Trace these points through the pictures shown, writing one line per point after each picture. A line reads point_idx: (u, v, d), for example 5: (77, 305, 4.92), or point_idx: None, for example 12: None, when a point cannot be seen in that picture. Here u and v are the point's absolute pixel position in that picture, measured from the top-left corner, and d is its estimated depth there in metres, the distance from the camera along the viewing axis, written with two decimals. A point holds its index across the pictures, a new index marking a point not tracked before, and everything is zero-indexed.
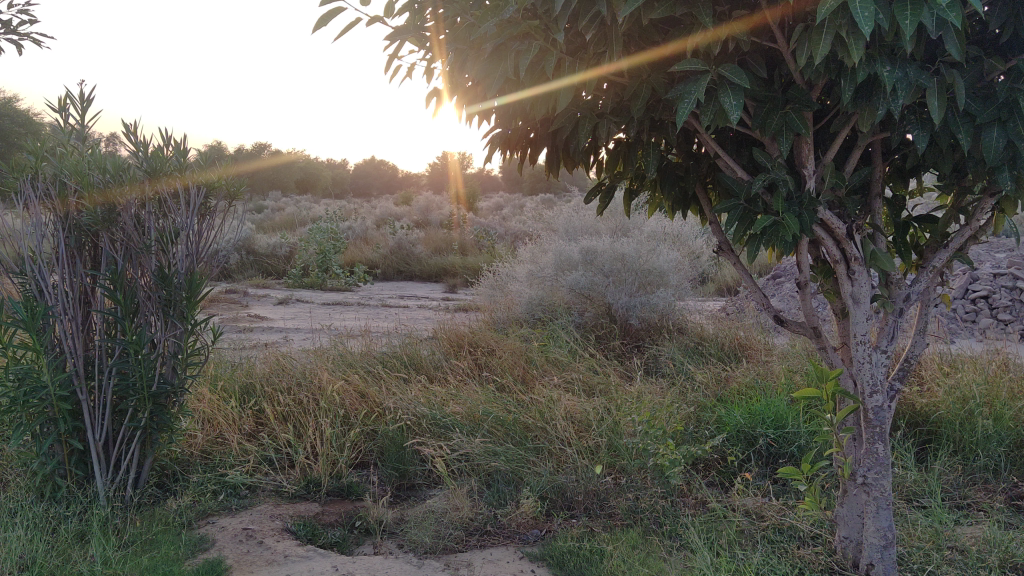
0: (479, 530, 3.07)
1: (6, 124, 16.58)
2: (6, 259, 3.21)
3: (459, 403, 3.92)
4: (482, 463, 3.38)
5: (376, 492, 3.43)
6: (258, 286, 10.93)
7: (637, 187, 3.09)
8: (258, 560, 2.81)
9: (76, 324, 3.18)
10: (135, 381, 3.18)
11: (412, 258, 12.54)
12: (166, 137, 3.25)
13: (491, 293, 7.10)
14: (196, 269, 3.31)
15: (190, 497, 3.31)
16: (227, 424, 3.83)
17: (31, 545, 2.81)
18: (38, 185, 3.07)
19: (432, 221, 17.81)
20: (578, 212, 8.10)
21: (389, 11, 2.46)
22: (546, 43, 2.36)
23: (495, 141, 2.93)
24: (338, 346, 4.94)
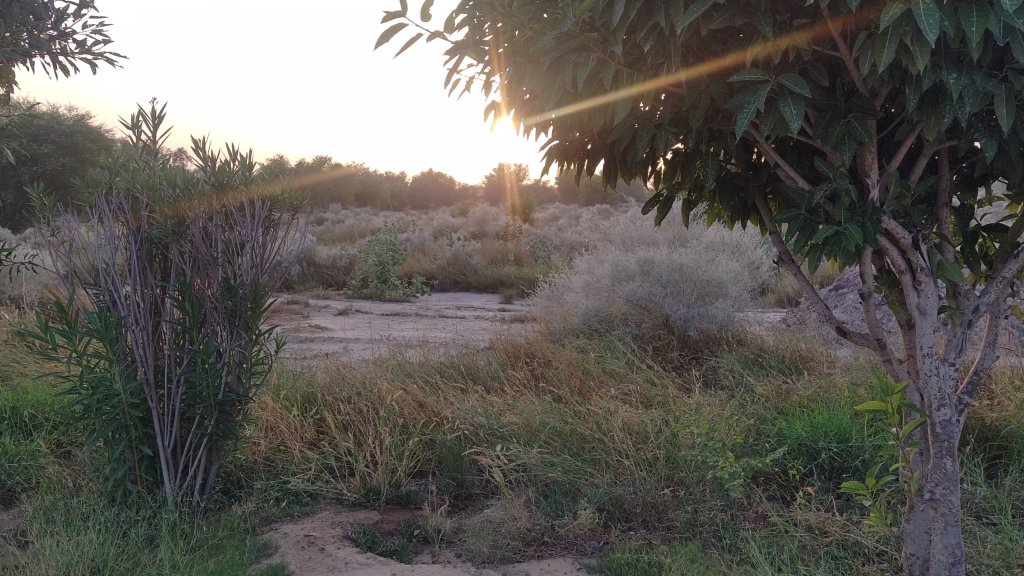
0: (537, 541, 3.07)
1: (79, 141, 17.16)
2: (81, 271, 3.32)
3: (516, 414, 3.93)
4: (540, 474, 3.38)
5: (433, 501, 3.46)
6: (319, 297, 11.11)
7: (695, 198, 3.08)
8: (319, 567, 2.86)
9: (147, 334, 3.27)
10: (203, 390, 3.26)
11: (469, 269, 12.62)
12: (233, 151, 3.33)
13: (548, 305, 7.11)
14: (261, 281, 3.38)
15: (254, 503, 3.38)
16: (289, 431, 3.91)
17: (103, 548, 2.91)
18: (112, 200, 3.20)
19: (489, 233, 17.90)
20: (636, 222, 8.07)
21: (449, 27, 2.50)
22: (604, 56, 2.37)
23: (552, 153, 2.95)
24: (396, 356, 4.99)
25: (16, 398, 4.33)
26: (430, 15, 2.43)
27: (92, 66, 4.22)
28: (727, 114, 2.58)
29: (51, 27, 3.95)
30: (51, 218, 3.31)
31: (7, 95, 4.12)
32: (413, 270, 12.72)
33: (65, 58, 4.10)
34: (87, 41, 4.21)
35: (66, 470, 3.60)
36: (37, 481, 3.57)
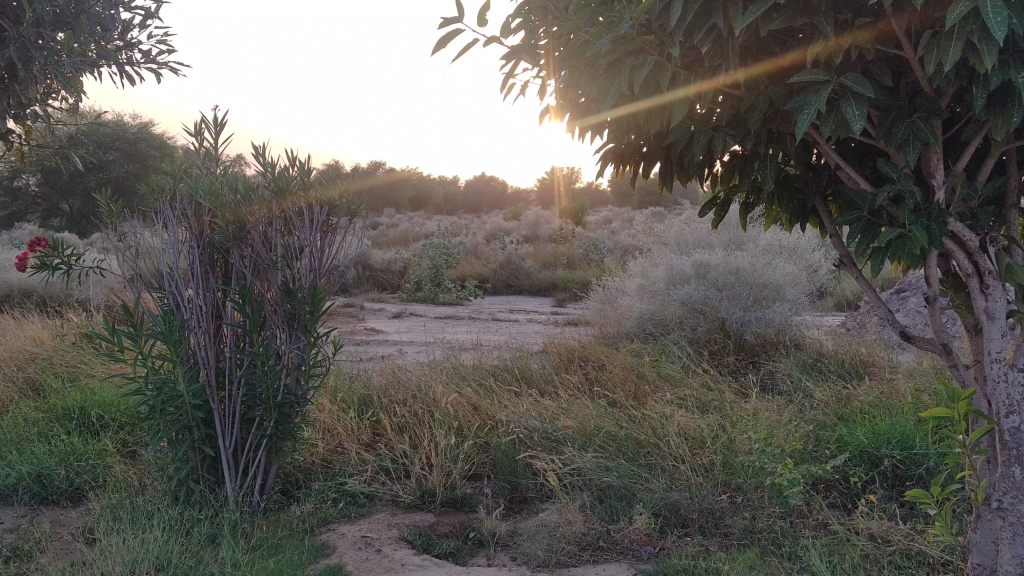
0: (592, 546, 3.06)
1: (143, 148, 17.63)
2: (146, 275, 3.41)
3: (570, 418, 3.92)
4: (595, 478, 3.37)
5: (489, 504, 3.47)
6: (374, 301, 11.23)
7: (753, 200, 3.04)
8: (376, 567, 2.89)
9: (209, 337, 3.34)
10: (262, 391, 3.32)
11: (521, 272, 12.64)
12: (291, 156, 3.39)
13: (601, 308, 7.08)
14: (319, 284, 3.43)
15: (312, 504, 3.43)
16: (346, 434, 3.96)
17: (167, 546, 2.98)
18: (176, 206, 3.27)
19: (541, 236, 17.89)
20: (690, 225, 8.00)
21: (505, 31, 2.51)
22: (661, 58, 2.36)
23: (608, 156, 2.94)
24: (451, 359, 5.02)
25: (85, 398, 4.46)
26: (486, 21, 2.44)
27: (156, 75, 4.33)
28: (787, 115, 2.54)
29: (118, 37, 4.06)
30: (118, 223, 3.40)
31: (76, 104, 4.26)
32: (466, 274, 12.79)
33: (131, 68, 4.21)
34: (153, 51, 4.32)
35: (131, 470, 3.69)
36: (104, 480, 3.67)
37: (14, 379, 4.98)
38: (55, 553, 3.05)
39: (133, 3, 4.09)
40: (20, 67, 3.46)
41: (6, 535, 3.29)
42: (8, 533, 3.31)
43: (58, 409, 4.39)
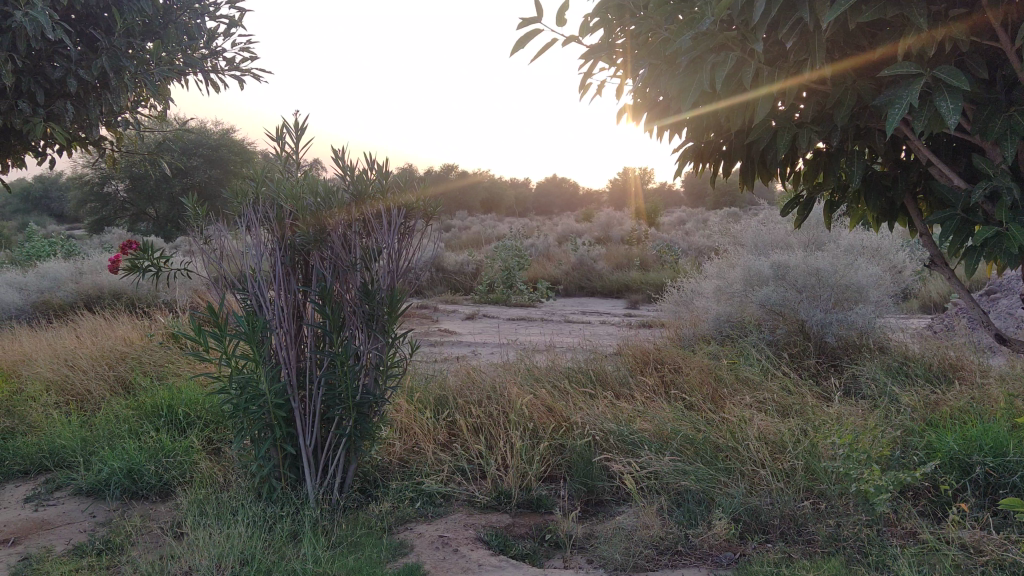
0: (670, 550, 3.00)
1: (225, 153, 18.10)
2: (230, 276, 3.50)
3: (647, 421, 3.88)
4: (672, 482, 3.33)
5: (565, 506, 3.45)
6: (447, 302, 11.32)
7: (839, 199, 2.97)
8: (454, 567, 2.90)
9: (290, 337, 3.40)
10: (342, 391, 3.37)
11: (594, 274, 12.59)
12: (370, 161, 3.42)
13: (676, 310, 6.99)
14: (397, 286, 3.46)
15: (390, 503, 3.48)
16: (423, 434, 4.01)
17: (250, 541, 3.05)
18: (259, 209, 3.35)
19: (613, 237, 17.79)
20: (767, 225, 7.85)
21: (584, 31, 2.51)
22: (744, 54, 2.32)
23: (688, 156, 2.89)
24: (525, 360, 5.03)
25: (172, 396, 4.61)
26: (565, 20, 2.44)
27: (240, 81, 4.44)
28: (876, 111, 2.48)
29: (203, 46, 4.18)
30: (204, 227, 3.50)
31: (164, 111, 4.39)
32: (538, 276, 12.81)
33: (215, 75, 4.33)
34: (236, 58, 4.42)
35: (216, 466, 3.79)
36: (190, 476, 3.77)
37: (105, 377, 5.16)
38: (145, 546, 3.15)
39: (218, 12, 4.20)
40: (113, 76, 3.59)
41: (99, 528, 3.40)
42: (101, 526, 3.43)
43: (147, 407, 4.54)
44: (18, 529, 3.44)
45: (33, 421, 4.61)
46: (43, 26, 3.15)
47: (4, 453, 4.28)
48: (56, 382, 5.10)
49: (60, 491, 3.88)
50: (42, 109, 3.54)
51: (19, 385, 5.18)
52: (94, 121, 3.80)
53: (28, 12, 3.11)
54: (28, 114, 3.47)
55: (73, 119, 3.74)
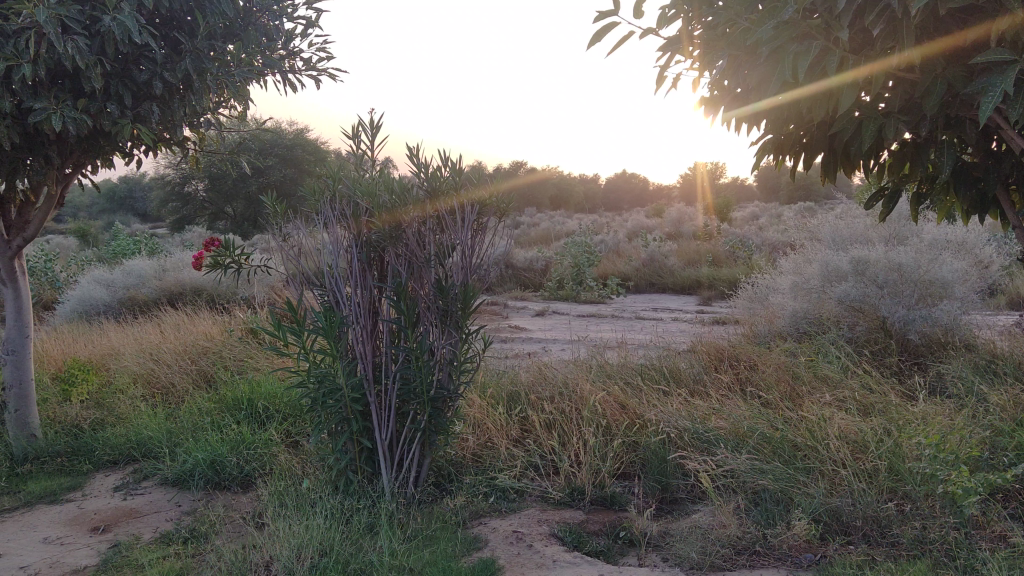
0: (748, 550, 2.95)
1: (298, 152, 18.46)
2: (308, 273, 3.57)
3: (723, 419, 3.82)
4: (750, 481, 3.27)
5: (639, 504, 3.42)
6: (517, 299, 11.37)
7: (925, 191, 2.89)
8: (529, 563, 2.90)
9: (366, 332, 3.44)
10: (416, 386, 3.40)
11: (665, 270, 12.49)
12: (445, 157, 3.45)
13: (750, 307, 6.88)
14: (470, 282, 3.47)
15: (464, 497, 3.50)
16: (496, 430, 4.03)
17: (328, 533, 3.10)
18: (337, 207, 3.41)
19: (684, 233, 17.58)
20: (845, 220, 7.66)
21: (661, 22, 2.48)
22: (827, 42, 2.26)
23: (767, 148, 2.83)
24: (597, 357, 5.01)
25: (252, 390, 4.72)
26: (643, 12, 2.42)
27: (317, 81, 4.51)
28: (966, 99, 2.40)
29: (282, 47, 4.27)
30: (283, 225, 3.58)
31: (245, 111, 4.50)
32: (608, 272, 12.74)
33: (293, 76, 4.41)
34: (313, 59, 4.50)
35: (295, 459, 3.87)
36: (270, 468, 3.86)
37: (188, 371, 5.32)
38: (228, 535, 3.24)
39: (295, 13, 4.28)
40: (196, 77, 3.69)
41: (184, 517, 3.51)
42: (185, 516, 3.53)
43: (228, 400, 4.66)
44: (108, 517, 3.57)
45: (121, 412, 4.78)
46: (131, 30, 3.26)
47: (94, 443, 4.45)
48: (142, 375, 5.28)
49: (147, 481, 4.01)
50: (130, 111, 3.66)
51: (108, 378, 5.38)
52: (179, 122, 3.92)
53: (117, 16, 3.22)
54: (117, 115, 3.59)
55: (159, 120, 3.86)
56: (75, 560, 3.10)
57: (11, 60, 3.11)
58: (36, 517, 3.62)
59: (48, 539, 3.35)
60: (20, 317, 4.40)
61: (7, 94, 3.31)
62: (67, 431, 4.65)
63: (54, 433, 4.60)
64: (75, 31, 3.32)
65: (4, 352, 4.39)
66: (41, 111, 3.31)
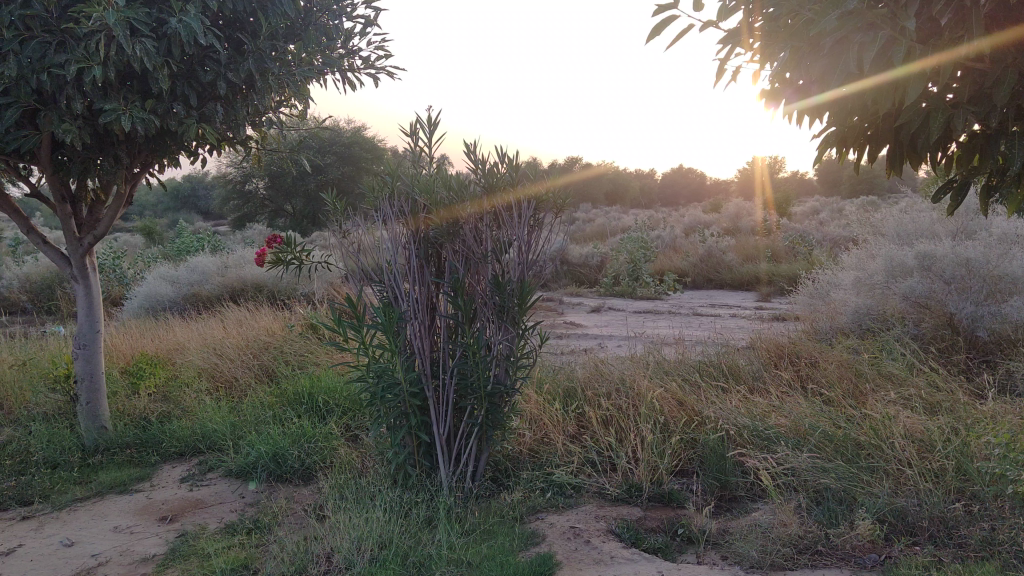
0: (810, 549, 2.89)
1: (357, 150, 18.70)
2: (368, 269, 3.61)
3: (783, 416, 3.77)
4: (811, 480, 3.22)
5: (698, 501, 3.39)
6: (573, 295, 11.36)
7: (996, 183, 2.81)
8: (586, 558, 2.90)
9: (424, 327, 3.47)
10: (474, 381, 3.42)
11: (723, 266, 12.33)
12: (501, 154, 3.47)
13: (811, 303, 6.77)
14: (528, 277, 3.47)
15: (522, 492, 3.52)
16: (552, 426, 4.04)
17: (388, 525, 3.14)
18: (395, 203, 3.45)
19: (742, 228, 17.33)
20: (910, 214, 7.47)
21: (722, 14, 2.45)
22: (894, 32, 2.21)
23: (830, 141, 2.77)
24: (654, 353, 4.98)
25: (313, 384, 4.81)
26: (702, 5, 2.40)
27: (375, 79, 4.56)
28: None
29: (341, 46, 4.33)
30: (342, 221, 3.64)
31: (305, 110, 4.57)
32: (665, 268, 12.65)
33: (353, 74, 4.47)
34: (372, 58, 4.55)
35: (354, 453, 3.93)
36: (330, 461, 3.92)
37: (250, 366, 5.44)
38: (290, 527, 3.30)
39: (354, 12, 4.33)
40: (258, 78, 3.77)
41: (248, 508, 3.59)
42: (249, 507, 3.61)
43: (290, 394, 4.75)
44: (175, 507, 3.66)
45: (187, 406, 4.90)
46: (196, 32, 3.34)
47: (161, 435, 4.57)
48: (206, 369, 5.41)
49: (213, 472, 4.11)
50: (195, 111, 3.76)
51: (174, 371, 5.53)
52: (242, 121, 4.00)
53: (182, 18, 3.30)
54: (183, 115, 3.68)
55: (222, 120, 3.95)
56: (143, 548, 3.19)
57: (82, 62, 3.21)
58: (107, 506, 3.73)
59: (118, 527, 3.46)
60: (91, 313, 4.54)
61: (79, 96, 3.42)
62: (136, 424, 4.79)
63: (124, 425, 4.74)
64: (143, 34, 3.42)
65: (76, 346, 4.53)
66: (110, 112, 3.40)
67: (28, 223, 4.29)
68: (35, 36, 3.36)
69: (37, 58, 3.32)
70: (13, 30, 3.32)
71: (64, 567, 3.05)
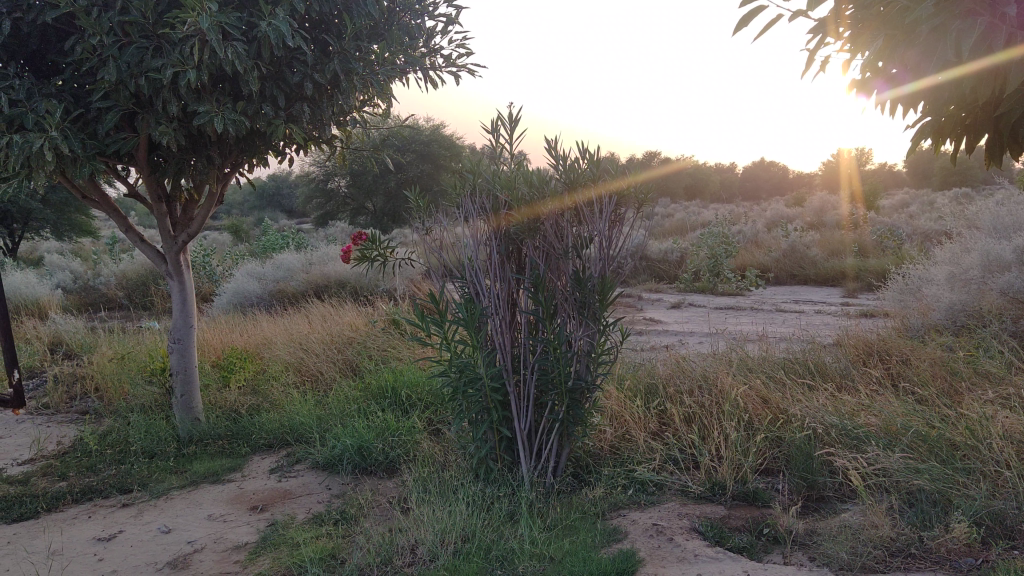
0: (902, 553, 2.80)
1: (435, 148, 18.90)
2: (449, 265, 3.65)
3: (873, 415, 3.66)
4: (903, 481, 3.12)
5: (785, 501, 3.32)
6: (652, 291, 11.26)
7: None
8: (669, 556, 2.87)
9: (505, 323, 3.49)
10: (554, 376, 3.41)
11: (807, 261, 12.06)
12: (582, 149, 3.45)
13: (901, 299, 6.56)
14: (608, 272, 3.45)
15: (603, 489, 3.52)
16: (634, 422, 4.02)
17: (470, 519, 3.17)
18: (476, 201, 3.47)
19: (828, 222, 16.87)
20: (1008, 206, 7.16)
21: (813, 4, 2.39)
22: (995, 18, 2.13)
23: (925, 131, 2.68)
24: (738, 350, 4.91)
25: (395, 378, 4.89)
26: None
27: (456, 77, 4.60)
28: None
29: (422, 44, 4.38)
30: (425, 219, 3.69)
31: (388, 109, 4.64)
32: (746, 264, 12.44)
33: (434, 72, 4.51)
34: (453, 55, 4.59)
35: (437, 447, 3.99)
36: (413, 455, 3.99)
37: (335, 361, 5.56)
38: (375, 518, 3.36)
39: (436, 11, 4.37)
40: (343, 78, 3.86)
41: (335, 499, 3.67)
42: (336, 498, 3.69)
43: (374, 389, 4.84)
44: (265, 497, 3.77)
45: (275, 399, 5.04)
46: (284, 34, 3.42)
47: (251, 427, 4.71)
48: (293, 363, 5.56)
49: (300, 464, 4.21)
50: (283, 112, 3.86)
51: (262, 365, 5.70)
52: (327, 121, 4.09)
53: (271, 22, 3.39)
54: (271, 116, 3.79)
55: (308, 120, 4.05)
56: (236, 536, 3.30)
57: (177, 66, 3.32)
58: (201, 495, 3.87)
59: (211, 515, 3.58)
60: (184, 308, 4.70)
61: (174, 99, 3.55)
62: (227, 416, 4.95)
63: (216, 416, 4.90)
64: (235, 37, 3.52)
65: (171, 340, 4.70)
66: (203, 114, 3.52)
67: (126, 222, 4.47)
68: (133, 42, 3.50)
69: (135, 63, 3.46)
70: (113, 37, 3.46)
71: (162, 553, 3.17)
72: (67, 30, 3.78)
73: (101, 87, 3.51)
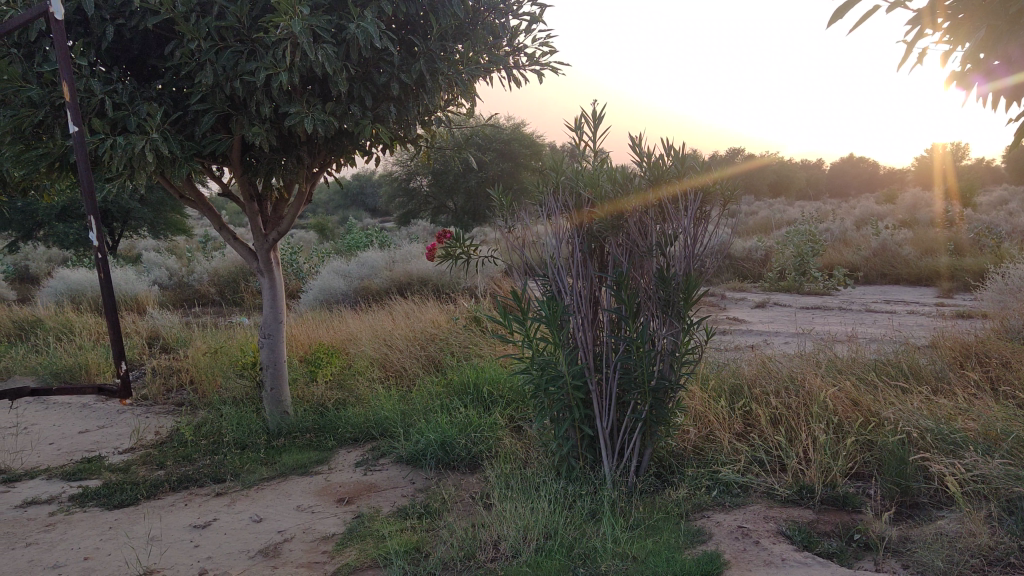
0: (1002, 562, 2.68)
1: (515, 146, 18.97)
2: (533, 262, 3.66)
3: (971, 420, 3.52)
4: (1003, 487, 2.99)
5: (876, 506, 3.22)
6: (736, 290, 11.06)
7: None
8: (756, 559, 2.82)
9: (589, 321, 3.47)
10: (637, 375, 3.38)
11: (898, 260, 11.67)
12: (667, 146, 3.42)
13: (1001, 299, 6.29)
14: (693, 270, 3.40)
15: (687, 489, 3.48)
16: (718, 423, 3.97)
17: (552, 517, 3.17)
18: (560, 198, 3.47)
19: (920, 220, 16.29)
20: None
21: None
22: None
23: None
24: (826, 350, 4.79)
25: (477, 374, 4.93)
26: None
27: (539, 75, 4.61)
28: None
29: (506, 43, 4.40)
30: (509, 217, 3.70)
31: (472, 109, 4.68)
32: (834, 262, 12.11)
33: (518, 71, 4.53)
34: (537, 54, 4.61)
35: (518, 444, 4.01)
36: (495, 450, 4.02)
37: (419, 357, 5.64)
38: (458, 513, 3.40)
39: (520, 10, 4.38)
40: (429, 77, 3.92)
41: (418, 493, 3.73)
42: (419, 492, 3.75)
43: (456, 385, 4.89)
44: (351, 490, 3.85)
45: (360, 394, 5.14)
46: (372, 36, 3.49)
47: (337, 421, 4.81)
48: (378, 359, 5.65)
49: (384, 458, 4.28)
50: (370, 111, 3.94)
51: (347, 360, 5.82)
52: (412, 120, 4.15)
53: (359, 23, 3.46)
54: (358, 116, 3.87)
55: (395, 120, 4.11)
56: (324, 527, 3.38)
57: (270, 68, 3.42)
58: (290, 486, 3.97)
59: (300, 506, 3.67)
60: (274, 303, 4.83)
61: (266, 101, 3.65)
62: (314, 409, 5.07)
63: (303, 410, 5.03)
64: (325, 39, 3.61)
65: (262, 335, 4.85)
66: (294, 115, 3.61)
67: (220, 220, 4.62)
68: (228, 46, 3.62)
69: (230, 66, 3.58)
70: (210, 42, 3.59)
71: (254, 541, 3.27)
72: (166, 36, 3.94)
73: (198, 90, 3.64)
